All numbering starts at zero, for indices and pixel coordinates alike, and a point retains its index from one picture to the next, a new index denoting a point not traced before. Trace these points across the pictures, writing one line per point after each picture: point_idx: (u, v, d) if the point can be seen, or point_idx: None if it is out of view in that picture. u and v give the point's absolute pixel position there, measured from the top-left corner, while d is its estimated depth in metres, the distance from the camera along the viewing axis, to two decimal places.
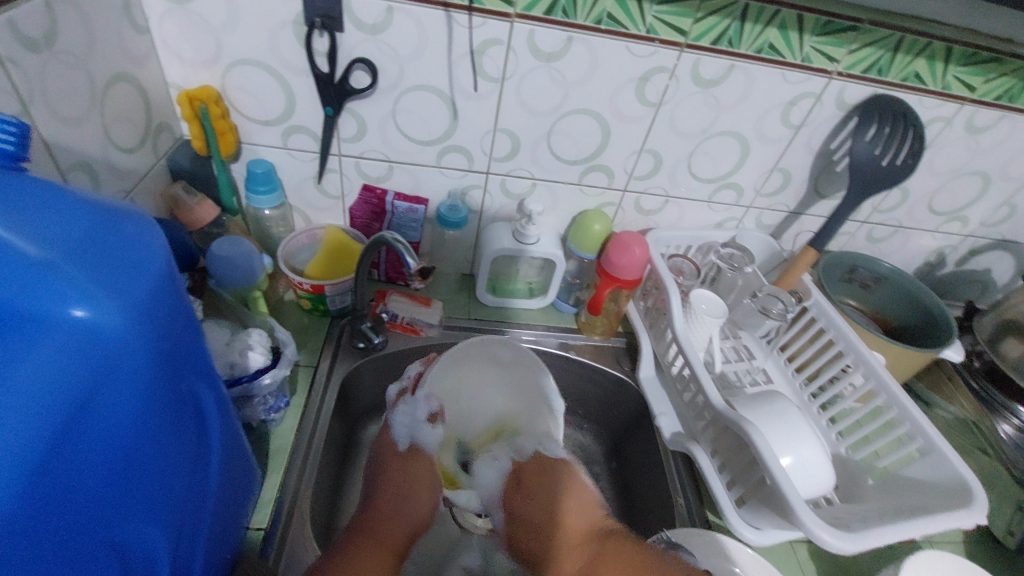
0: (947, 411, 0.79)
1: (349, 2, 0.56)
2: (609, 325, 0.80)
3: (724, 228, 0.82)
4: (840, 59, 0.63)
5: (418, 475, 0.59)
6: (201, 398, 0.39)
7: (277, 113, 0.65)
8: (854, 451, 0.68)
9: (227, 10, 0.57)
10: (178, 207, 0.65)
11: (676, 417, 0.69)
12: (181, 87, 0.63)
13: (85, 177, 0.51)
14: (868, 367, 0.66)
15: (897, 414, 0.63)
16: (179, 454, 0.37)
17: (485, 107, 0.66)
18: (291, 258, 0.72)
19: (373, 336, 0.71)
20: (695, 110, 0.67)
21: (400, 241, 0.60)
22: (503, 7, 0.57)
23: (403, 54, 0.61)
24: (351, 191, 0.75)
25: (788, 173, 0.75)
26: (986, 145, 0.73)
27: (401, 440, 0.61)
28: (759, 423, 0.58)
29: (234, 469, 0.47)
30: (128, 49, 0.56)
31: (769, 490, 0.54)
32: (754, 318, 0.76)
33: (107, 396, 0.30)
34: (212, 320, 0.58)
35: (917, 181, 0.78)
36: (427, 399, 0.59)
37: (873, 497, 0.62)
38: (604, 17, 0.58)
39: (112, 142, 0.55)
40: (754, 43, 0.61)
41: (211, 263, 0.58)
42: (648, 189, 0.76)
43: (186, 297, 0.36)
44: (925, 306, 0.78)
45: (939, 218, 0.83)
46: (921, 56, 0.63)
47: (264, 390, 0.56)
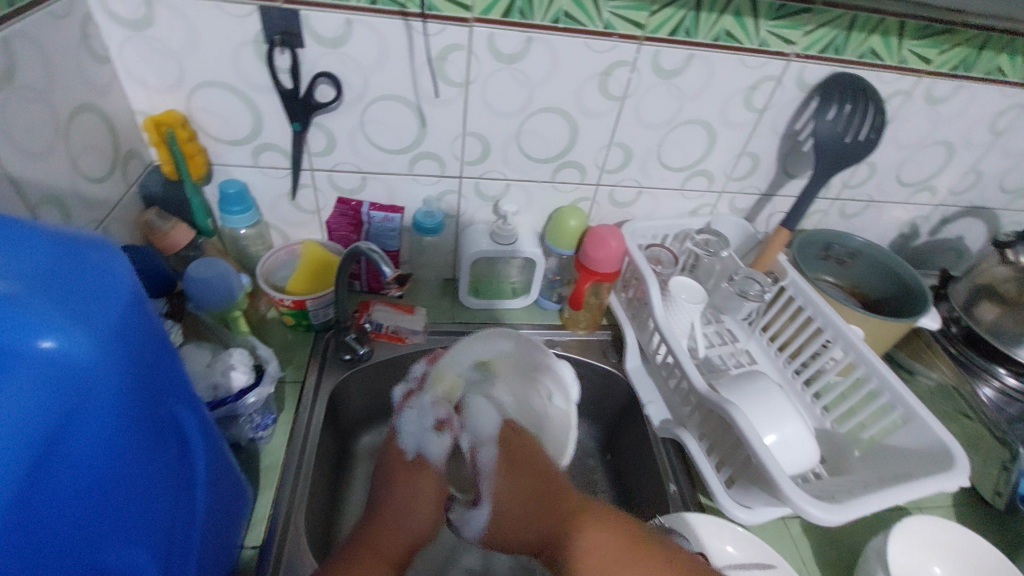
0: (929, 378, 0.79)
1: (308, 17, 0.56)
2: (592, 319, 0.81)
3: (699, 214, 0.84)
4: (797, 41, 0.64)
5: (420, 491, 0.52)
6: (180, 419, 0.39)
7: (245, 133, 0.66)
8: (840, 424, 0.69)
9: (186, 34, 0.57)
10: (152, 233, 0.65)
11: (664, 405, 0.70)
12: (147, 112, 0.63)
13: (55, 210, 0.51)
14: (846, 342, 0.67)
15: (876, 385, 0.64)
16: (162, 478, 0.37)
17: (453, 112, 0.67)
18: (271, 275, 0.73)
19: (358, 348, 0.72)
20: (659, 101, 0.68)
21: (375, 251, 0.60)
22: (461, 12, 0.58)
23: (366, 65, 0.61)
24: (326, 204, 0.75)
25: (757, 156, 0.76)
26: (947, 116, 0.75)
27: (407, 449, 0.55)
28: (742, 404, 0.59)
29: (221, 487, 0.47)
30: (90, 79, 0.56)
31: (755, 469, 0.55)
32: (734, 301, 0.77)
33: (83, 424, 0.30)
34: (192, 343, 0.58)
35: (883, 155, 0.79)
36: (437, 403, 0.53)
37: (860, 468, 0.63)
38: (562, 16, 0.59)
39: (80, 173, 0.55)
40: (711, 32, 0.62)
41: (189, 286, 0.59)
42: (621, 181, 0.77)
43: (156, 321, 0.36)
44: (899, 276, 0.79)
45: (908, 189, 0.85)
46: (875, 33, 0.64)
47: (250, 408, 0.56)
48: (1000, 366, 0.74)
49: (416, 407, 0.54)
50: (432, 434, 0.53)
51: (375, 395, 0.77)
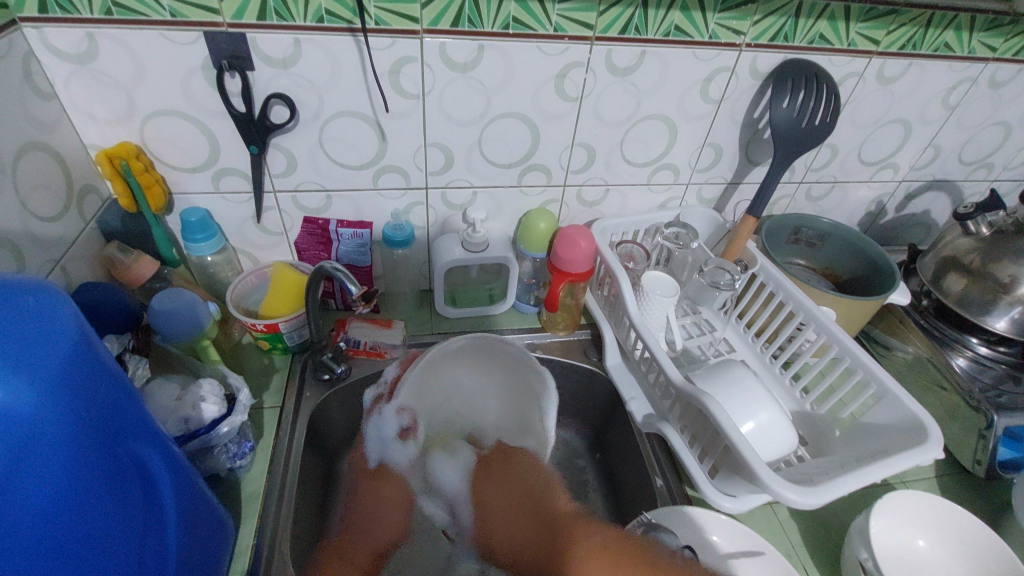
0: (905, 352, 0.80)
1: (255, 40, 0.56)
2: (571, 319, 0.81)
3: (668, 207, 0.84)
4: (746, 31, 0.65)
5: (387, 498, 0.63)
6: (143, 457, 0.38)
7: (203, 159, 0.65)
8: (819, 406, 0.70)
9: (132, 64, 0.56)
10: (115, 267, 0.64)
11: (646, 400, 0.70)
12: (100, 146, 0.62)
13: (7, 253, 0.50)
14: (819, 323, 0.68)
15: (851, 364, 0.65)
16: (127, 518, 0.36)
17: (412, 124, 0.66)
18: (242, 300, 0.72)
19: (335, 366, 0.70)
20: (616, 99, 0.68)
21: (339, 269, 0.60)
22: (410, 24, 0.58)
23: (318, 84, 0.61)
24: (293, 225, 0.74)
25: (719, 147, 0.77)
26: (901, 93, 0.76)
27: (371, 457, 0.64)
28: (718, 394, 0.59)
29: (196, 522, 0.46)
30: (36, 117, 0.55)
31: (734, 457, 0.55)
32: (708, 292, 0.77)
33: (33, 472, 0.29)
34: (161, 377, 0.57)
35: (842, 136, 0.80)
36: (399, 412, 0.62)
37: (841, 447, 0.64)
38: (511, 22, 0.59)
39: (33, 213, 0.54)
40: (660, 27, 0.63)
41: (153, 319, 0.57)
42: (587, 181, 0.77)
43: (106, 359, 0.35)
44: (868, 255, 0.80)
45: (870, 168, 0.86)
46: (823, 18, 0.65)
47: (224, 438, 0.55)
48: (972, 336, 0.75)
49: (383, 415, 0.64)
50: (396, 441, 0.63)
51: (357, 413, 0.75)
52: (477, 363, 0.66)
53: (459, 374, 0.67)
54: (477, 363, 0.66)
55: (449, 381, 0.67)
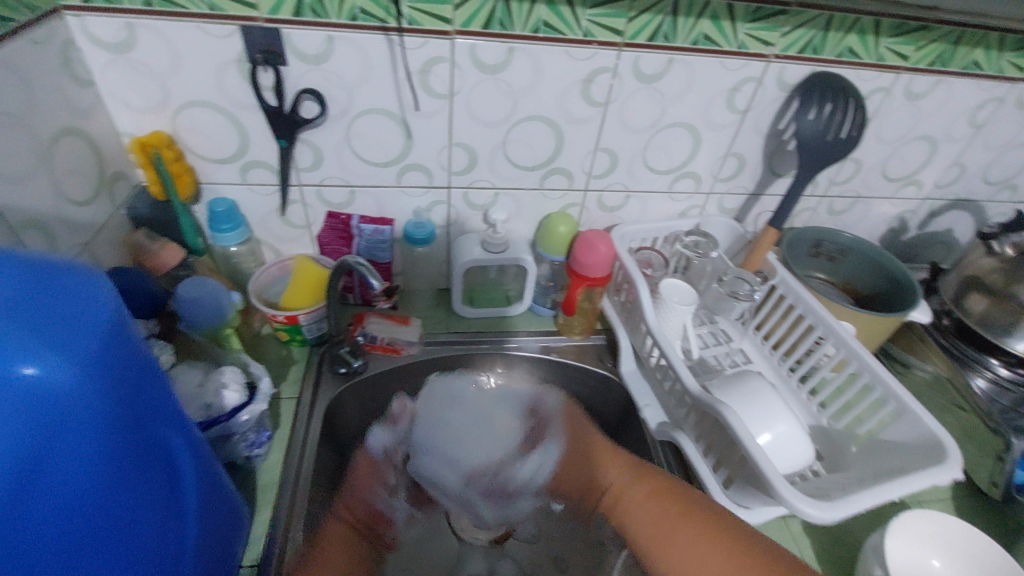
0: (924, 370, 0.79)
1: (290, 35, 0.57)
2: (587, 323, 0.81)
3: (688, 216, 0.84)
4: (775, 42, 0.65)
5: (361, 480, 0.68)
6: (168, 440, 0.39)
7: (232, 151, 0.66)
8: (836, 421, 0.69)
9: (169, 55, 0.57)
10: (142, 254, 0.65)
11: (660, 407, 0.70)
12: (133, 134, 0.64)
13: (40, 235, 0.51)
14: (838, 338, 0.67)
15: (869, 380, 0.64)
16: (149, 500, 0.36)
17: (438, 123, 0.67)
18: (263, 291, 0.73)
19: (353, 361, 0.71)
20: (642, 105, 0.69)
21: (362, 264, 0.61)
22: (441, 25, 0.58)
23: (349, 81, 0.62)
24: (316, 219, 0.75)
25: (743, 157, 0.77)
26: (929, 110, 0.76)
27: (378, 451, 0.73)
28: (735, 404, 0.59)
29: (214, 508, 0.46)
30: (73, 103, 0.56)
31: (750, 468, 0.55)
32: (725, 302, 0.77)
33: (63, 447, 0.30)
34: (184, 363, 0.58)
35: (867, 151, 0.80)
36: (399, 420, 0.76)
37: (858, 463, 0.63)
38: (541, 26, 0.60)
39: (66, 196, 0.55)
40: (689, 36, 0.63)
41: (179, 306, 0.59)
42: (608, 186, 0.78)
43: (140, 342, 0.36)
44: (889, 271, 0.80)
45: (894, 184, 0.85)
46: (853, 31, 0.65)
47: (244, 426, 0.56)
48: (992, 357, 0.74)
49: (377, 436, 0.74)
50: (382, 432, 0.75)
51: (371, 408, 0.76)
52: (467, 407, 0.77)
53: (462, 404, 0.77)
54: (467, 406, 0.77)
55: (450, 407, 0.77)
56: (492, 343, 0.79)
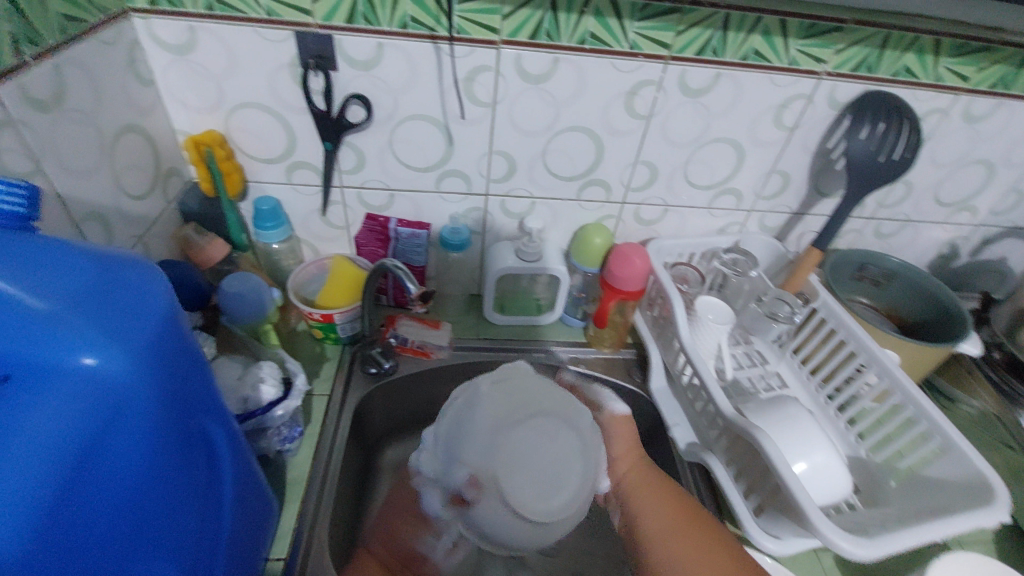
0: (970, 406, 0.78)
1: (342, 41, 0.58)
2: (618, 337, 0.81)
3: (727, 233, 0.82)
4: (828, 59, 0.63)
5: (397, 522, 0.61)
6: (211, 432, 0.40)
7: (279, 151, 0.68)
8: (875, 454, 0.66)
9: (226, 57, 0.60)
10: (190, 247, 0.67)
11: (690, 427, 0.69)
12: (188, 132, 0.66)
13: (98, 226, 0.54)
14: (881, 367, 0.65)
15: (913, 413, 0.62)
16: (191, 489, 0.38)
17: (479, 131, 0.68)
18: (301, 289, 0.74)
19: (384, 362, 0.72)
20: (686, 119, 0.68)
21: (400, 267, 0.62)
22: (489, 35, 0.59)
23: (395, 87, 0.63)
24: (355, 220, 0.77)
25: (787, 175, 0.75)
26: (987, 134, 0.72)
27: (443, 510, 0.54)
28: (770, 430, 0.57)
29: (248, 499, 0.48)
30: (135, 101, 0.58)
31: (784, 498, 0.53)
32: (763, 322, 0.76)
33: (116, 435, 0.32)
34: (225, 356, 0.60)
35: (919, 174, 0.77)
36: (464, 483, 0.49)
37: (897, 500, 0.60)
38: (588, 37, 0.60)
39: (124, 190, 0.57)
40: (739, 51, 0.62)
41: (223, 300, 0.60)
42: (646, 200, 0.77)
43: (191, 335, 0.37)
44: (938, 299, 0.77)
45: (946, 209, 0.82)
46: (910, 51, 0.63)
47: (278, 421, 0.57)
48: None
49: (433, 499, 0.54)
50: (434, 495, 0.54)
51: (398, 410, 0.77)
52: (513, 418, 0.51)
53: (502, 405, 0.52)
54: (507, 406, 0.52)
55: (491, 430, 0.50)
56: (521, 351, 0.79)
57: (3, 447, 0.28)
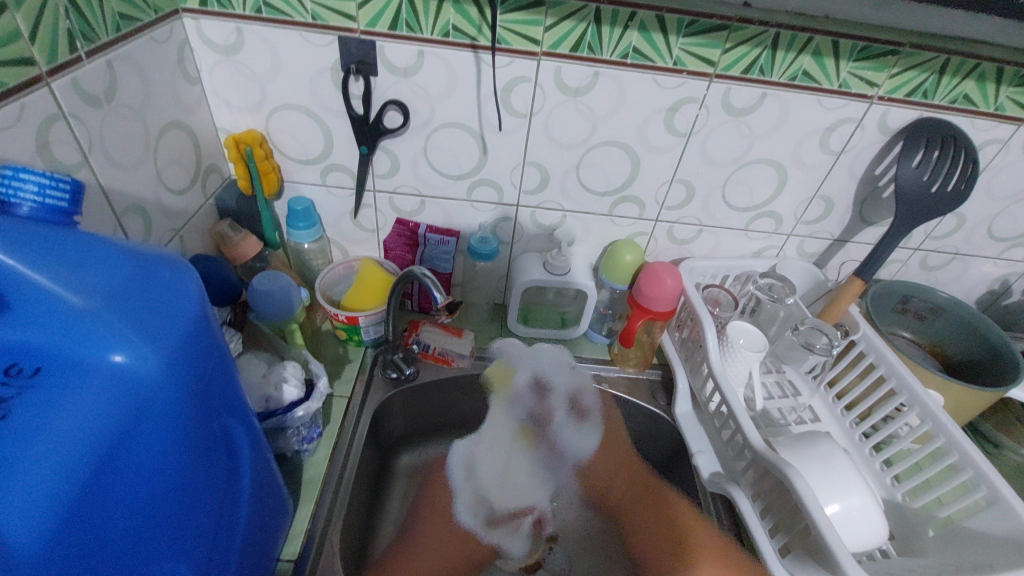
0: (1018, 454, 0.72)
1: (384, 47, 0.59)
2: (643, 357, 0.78)
3: (763, 256, 0.80)
4: (881, 83, 0.61)
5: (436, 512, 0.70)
6: (233, 431, 0.40)
7: (316, 153, 0.69)
8: (912, 499, 0.62)
9: (270, 59, 0.61)
10: (224, 243, 0.68)
11: (715, 456, 0.66)
12: (229, 131, 0.67)
13: (138, 219, 0.55)
14: (924, 408, 0.62)
15: (958, 459, 0.58)
16: (211, 488, 0.38)
17: (514, 141, 0.67)
18: (328, 289, 0.75)
19: (405, 367, 0.72)
20: (727, 139, 0.66)
21: (428, 275, 0.61)
22: (530, 46, 0.58)
23: (433, 94, 0.63)
24: (385, 224, 0.77)
25: (831, 201, 0.72)
26: None
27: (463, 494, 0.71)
28: (802, 467, 0.55)
29: (264, 500, 0.47)
30: (181, 98, 0.60)
31: (814, 540, 0.51)
32: (797, 352, 0.72)
33: (142, 433, 0.32)
34: (250, 353, 0.60)
35: (974, 206, 0.73)
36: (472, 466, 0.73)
37: (934, 550, 0.57)
38: (630, 52, 0.59)
39: (165, 185, 0.58)
40: (787, 71, 0.60)
41: (252, 297, 0.61)
42: (681, 218, 0.75)
43: (220, 334, 0.37)
44: (987, 339, 0.72)
45: (1000, 244, 0.78)
46: (970, 77, 0.60)
47: (298, 422, 0.57)
48: None
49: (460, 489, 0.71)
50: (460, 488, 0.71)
51: (416, 416, 0.76)
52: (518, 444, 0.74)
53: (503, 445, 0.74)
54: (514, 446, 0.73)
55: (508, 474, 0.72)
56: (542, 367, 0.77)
57: (31, 442, 0.28)
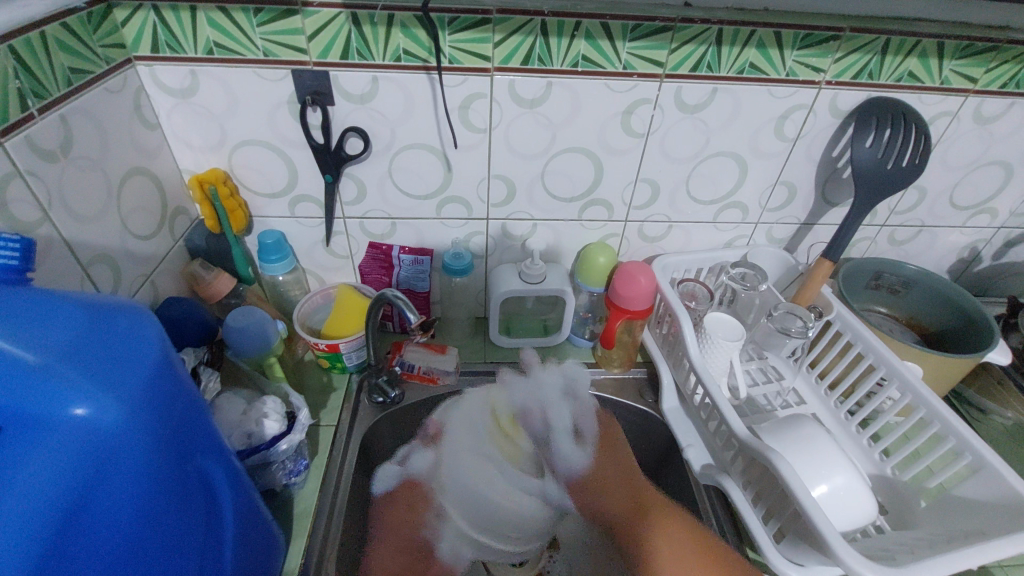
0: (1004, 417, 0.73)
1: (338, 76, 0.60)
2: (626, 356, 0.79)
3: (734, 246, 0.81)
4: (826, 69, 0.62)
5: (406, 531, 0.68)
6: (210, 471, 0.40)
7: (282, 185, 0.69)
8: (902, 472, 0.63)
9: (226, 98, 0.61)
10: (197, 283, 0.68)
11: (705, 448, 0.66)
12: (193, 172, 0.68)
13: (105, 268, 0.55)
14: (903, 380, 0.62)
15: (940, 429, 0.59)
16: (191, 533, 0.37)
17: (477, 157, 0.68)
18: (307, 319, 0.75)
19: (390, 390, 0.71)
20: (684, 135, 0.67)
21: (399, 298, 0.61)
22: (481, 63, 0.60)
23: (392, 118, 0.63)
24: (359, 249, 0.77)
25: (793, 186, 0.74)
26: (1001, 134, 0.70)
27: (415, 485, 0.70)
28: (785, 452, 0.56)
29: (251, 537, 0.47)
30: (140, 144, 0.60)
31: (804, 524, 0.51)
32: (776, 338, 0.73)
33: (108, 484, 0.31)
34: (229, 392, 0.60)
35: (932, 177, 0.75)
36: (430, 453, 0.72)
37: (927, 521, 0.57)
38: (580, 60, 0.60)
39: (130, 231, 0.58)
40: (734, 65, 0.61)
41: (228, 335, 0.61)
42: (650, 217, 0.76)
43: (185, 376, 0.37)
44: (961, 307, 0.74)
45: (963, 213, 0.79)
46: (913, 55, 0.62)
47: (283, 455, 0.58)
48: None
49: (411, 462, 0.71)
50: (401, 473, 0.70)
51: (407, 437, 0.76)
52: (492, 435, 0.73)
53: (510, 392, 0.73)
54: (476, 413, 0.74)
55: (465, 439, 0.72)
56: None
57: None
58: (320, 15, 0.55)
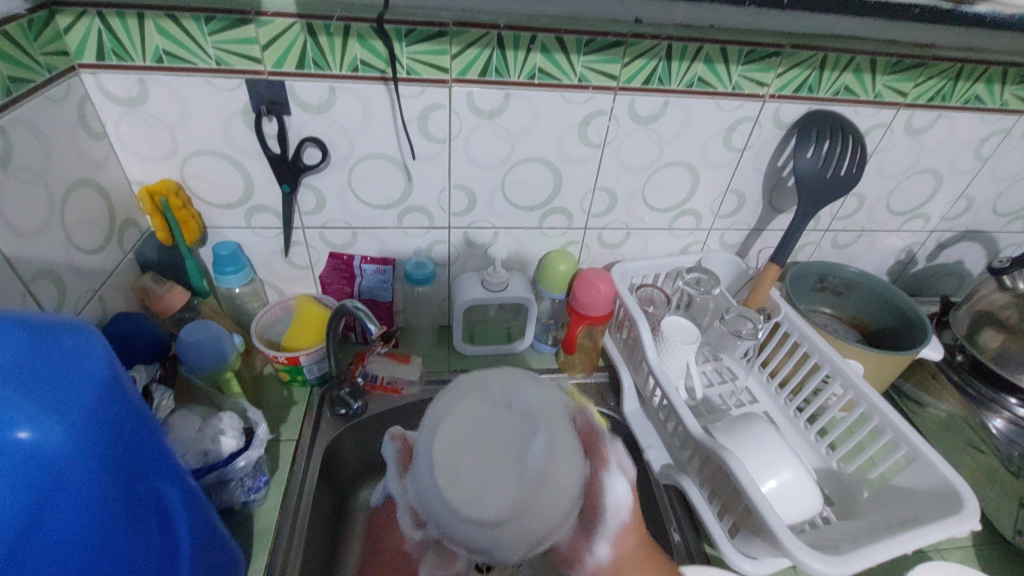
0: (939, 409, 0.77)
1: (294, 86, 0.59)
2: (588, 360, 0.80)
3: (690, 252, 0.84)
4: (770, 83, 0.66)
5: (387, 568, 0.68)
6: (164, 494, 0.39)
7: (237, 196, 0.68)
8: (847, 465, 0.67)
9: (178, 108, 0.60)
10: (148, 297, 0.66)
11: (665, 449, 0.68)
12: (143, 182, 0.66)
13: (49, 284, 0.53)
14: (845, 377, 0.66)
15: (879, 422, 0.63)
16: (143, 559, 0.36)
17: (437, 167, 0.68)
18: (266, 331, 0.74)
19: (352, 402, 0.71)
20: (639, 145, 0.69)
21: (359, 308, 0.61)
22: (439, 75, 0.60)
23: (351, 128, 0.63)
24: (319, 259, 0.76)
25: (742, 195, 0.77)
26: (930, 145, 0.75)
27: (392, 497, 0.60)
28: (737, 449, 0.58)
29: (207, 560, 0.45)
30: (85, 155, 0.58)
31: (755, 518, 0.53)
32: (729, 340, 0.76)
33: (53, 512, 0.30)
34: (183, 408, 0.58)
35: (870, 185, 0.79)
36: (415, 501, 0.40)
37: (871, 509, 0.61)
38: (537, 72, 0.61)
39: (75, 245, 0.56)
40: (684, 78, 0.64)
41: (181, 351, 0.60)
42: (608, 224, 0.78)
43: (134, 395, 0.36)
44: (897, 306, 0.78)
45: (899, 218, 0.84)
46: (848, 70, 0.66)
47: (240, 472, 0.57)
48: (1010, 396, 0.70)
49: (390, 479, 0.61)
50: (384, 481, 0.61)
51: (372, 449, 0.75)
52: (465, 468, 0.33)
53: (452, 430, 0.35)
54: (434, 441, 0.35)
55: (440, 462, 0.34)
56: None
57: None
58: (273, 25, 0.55)
